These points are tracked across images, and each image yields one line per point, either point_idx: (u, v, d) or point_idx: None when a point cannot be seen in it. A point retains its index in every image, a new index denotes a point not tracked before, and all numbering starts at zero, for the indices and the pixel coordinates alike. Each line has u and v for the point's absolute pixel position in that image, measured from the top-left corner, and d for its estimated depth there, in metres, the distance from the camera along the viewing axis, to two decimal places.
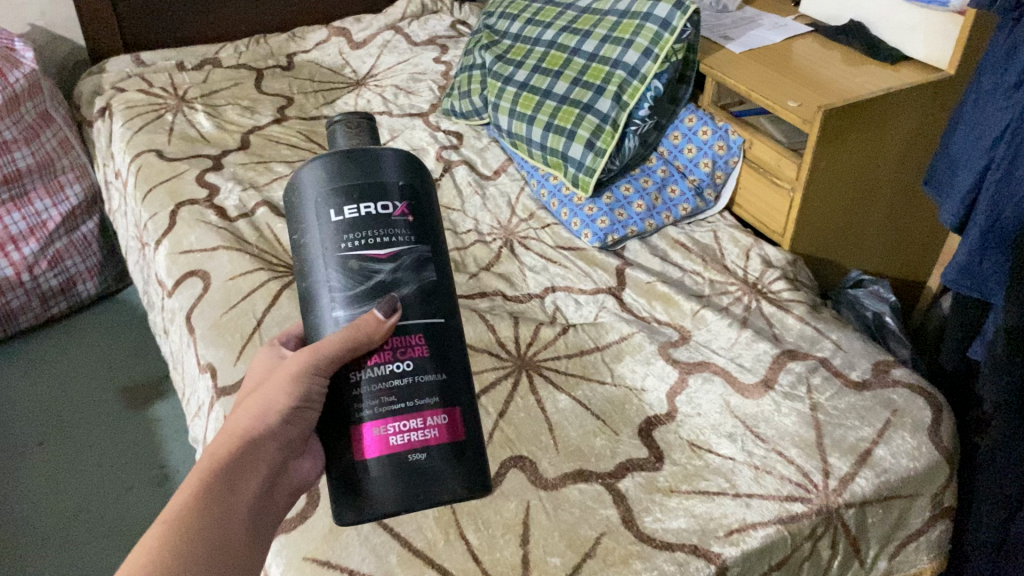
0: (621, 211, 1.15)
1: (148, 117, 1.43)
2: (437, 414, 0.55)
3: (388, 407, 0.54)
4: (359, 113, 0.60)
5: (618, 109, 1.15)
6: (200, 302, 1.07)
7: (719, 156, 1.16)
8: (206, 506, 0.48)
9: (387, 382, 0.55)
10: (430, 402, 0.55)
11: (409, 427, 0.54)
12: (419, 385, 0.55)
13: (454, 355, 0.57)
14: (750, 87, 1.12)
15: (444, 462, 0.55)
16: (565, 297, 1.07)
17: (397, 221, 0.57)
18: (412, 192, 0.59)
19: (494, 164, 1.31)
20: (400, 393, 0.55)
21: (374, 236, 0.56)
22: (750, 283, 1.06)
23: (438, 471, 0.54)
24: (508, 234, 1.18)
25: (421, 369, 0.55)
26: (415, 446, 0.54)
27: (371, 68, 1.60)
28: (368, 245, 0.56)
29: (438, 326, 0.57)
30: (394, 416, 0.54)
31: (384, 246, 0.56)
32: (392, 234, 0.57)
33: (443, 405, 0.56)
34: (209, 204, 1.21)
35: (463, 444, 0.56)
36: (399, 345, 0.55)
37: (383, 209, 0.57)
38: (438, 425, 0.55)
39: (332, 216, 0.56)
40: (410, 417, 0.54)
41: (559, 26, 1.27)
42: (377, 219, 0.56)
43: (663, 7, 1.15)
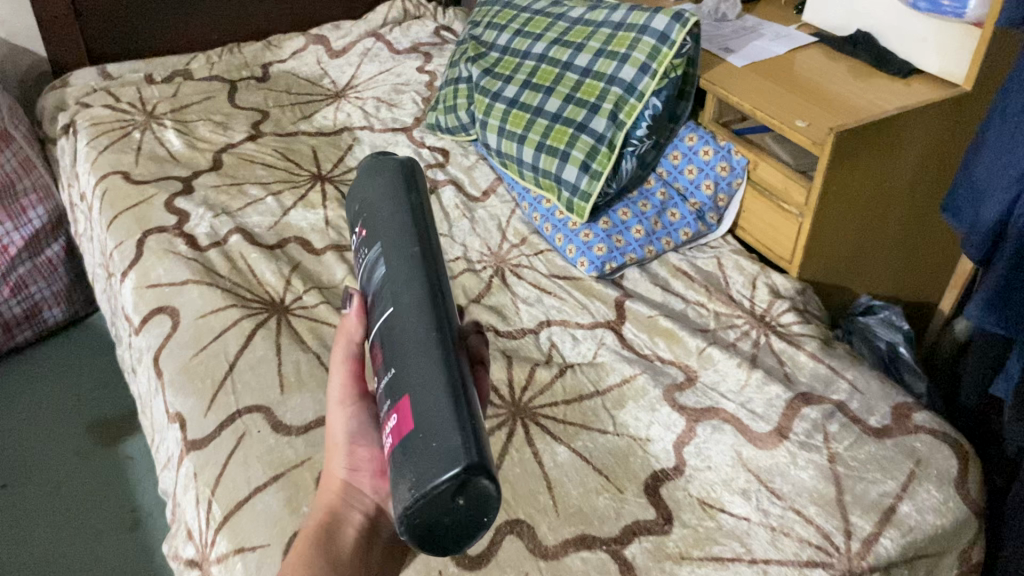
0: (619, 236, 1.08)
1: (114, 135, 1.35)
2: (388, 418, 0.48)
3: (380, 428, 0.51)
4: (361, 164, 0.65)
5: (615, 128, 1.08)
6: (168, 342, 1.00)
7: (722, 178, 1.09)
8: (310, 561, 0.53)
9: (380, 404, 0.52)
10: (387, 408, 0.48)
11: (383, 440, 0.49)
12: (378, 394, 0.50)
13: (401, 339, 0.50)
14: (755, 105, 1.05)
15: (397, 467, 0.46)
16: (561, 332, 1.00)
17: (359, 243, 0.59)
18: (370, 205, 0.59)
19: (483, 184, 1.24)
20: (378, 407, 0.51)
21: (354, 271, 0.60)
22: (758, 316, 1.00)
23: (393, 479, 0.45)
24: (499, 261, 1.11)
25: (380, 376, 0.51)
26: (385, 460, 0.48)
27: (351, 78, 1.53)
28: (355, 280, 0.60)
29: (384, 325, 0.52)
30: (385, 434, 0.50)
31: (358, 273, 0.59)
32: (362, 261, 0.58)
33: (394, 403, 0.48)
34: (179, 232, 1.14)
35: (410, 436, 0.45)
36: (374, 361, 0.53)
37: (355, 241, 0.61)
38: (392, 430, 0.47)
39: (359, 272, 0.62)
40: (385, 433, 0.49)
41: (549, 37, 1.20)
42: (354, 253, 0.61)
43: (662, 19, 1.08)
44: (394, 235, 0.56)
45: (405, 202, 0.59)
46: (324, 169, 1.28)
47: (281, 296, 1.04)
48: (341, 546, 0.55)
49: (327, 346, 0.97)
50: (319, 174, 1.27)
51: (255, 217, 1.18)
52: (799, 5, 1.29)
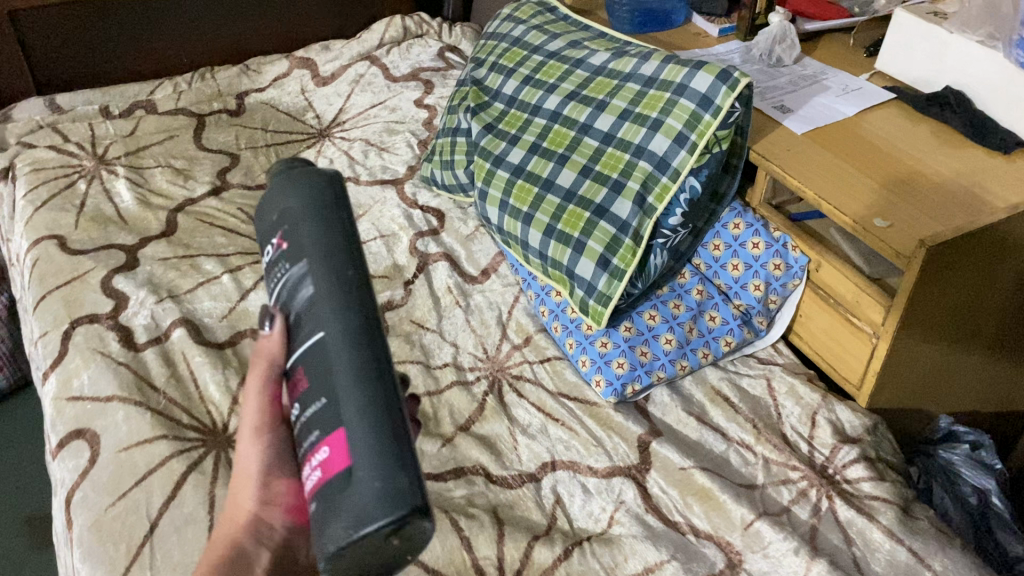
0: (645, 348, 0.87)
1: (57, 185, 1.15)
2: (320, 450, 0.46)
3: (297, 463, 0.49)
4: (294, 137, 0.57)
5: (642, 215, 0.86)
6: (83, 481, 0.80)
7: (774, 278, 0.88)
8: None
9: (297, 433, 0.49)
10: (313, 438, 0.46)
11: (308, 476, 0.47)
12: (307, 425, 0.47)
13: (332, 365, 0.46)
14: (819, 192, 0.84)
15: (330, 504, 0.43)
16: (568, 481, 0.80)
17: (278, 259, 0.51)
18: (263, 215, 0.53)
19: (483, 261, 1.04)
20: (302, 440, 0.48)
21: (272, 286, 0.52)
22: (818, 467, 0.80)
23: (324, 518, 0.44)
24: (496, 370, 0.91)
25: (305, 405, 0.48)
26: (313, 496, 0.46)
27: (339, 113, 1.33)
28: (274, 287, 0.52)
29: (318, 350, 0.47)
30: (303, 468, 0.48)
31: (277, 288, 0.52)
32: (276, 272, 0.51)
33: (326, 435, 0.46)
34: (113, 324, 0.94)
35: (350, 471, 0.44)
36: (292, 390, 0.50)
37: (272, 249, 0.52)
38: (322, 464, 0.45)
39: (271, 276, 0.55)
40: (308, 464, 0.47)
41: (564, 89, 0.98)
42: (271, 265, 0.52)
43: (703, 78, 0.86)
44: (319, 268, 0.49)
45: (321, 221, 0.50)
46: None
47: (224, 421, 0.85)
48: None
49: None
50: None
51: (206, 303, 0.98)
52: (870, 46, 1.05)
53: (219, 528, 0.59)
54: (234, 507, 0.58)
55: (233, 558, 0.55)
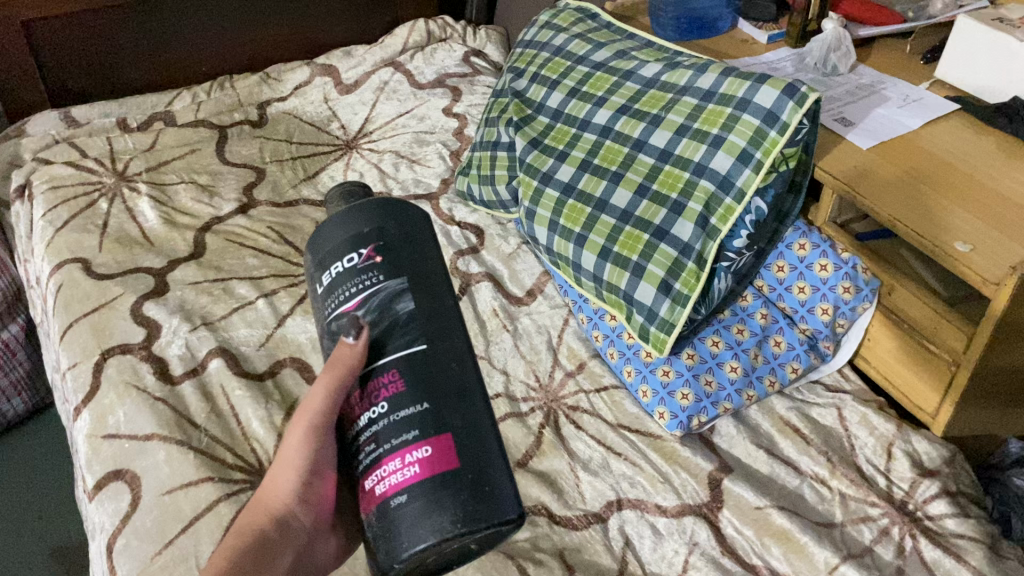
0: (710, 377, 0.83)
1: (77, 204, 1.10)
2: (419, 448, 0.49)
3: (367, 458, 0.50)
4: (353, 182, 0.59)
5: (705, 237, 0.82)
6: (125, 528, 0.76)
7: (843, 301, 0.84)
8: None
9: (370, 429, 0.50)
10: (411, 436, 0.49)
11: (391, 471, 0.49)
12: (397, 423, 0.49)
13: (440, 376, 0.51)
14: (892, 213, 0.80)
15: (437, 498, 0.47)
16: (636, 521, 0.76)
17: (366, 270, 0.53)
18: (332, 231, 0.55)
19: (528, 281, 0.99)
20: (381, 437, 0.50)
21: (345, 290, 0.53)
22: (898, 503, 0.76)
23: (429, 508, 0.47)
24: (551, 400, 0.86)
25: (396, 406, 0.50)
26: (397, 490, 0.48)
27: (365, 122, 1.28)
28: (348, 298, 0.53)
29: (420, 357, 0.51)
30: (375, 465, 0.49)
31: (355, 297, 0.53)
32: (360, 280, 0.53)
33: (429, 436, 0.49)
34: (146, 355, 0.90)
35: (460, 473, 0.48)
36: (374, 389, 0.51)
37: (352, 261, 0.54)
38: (421, 461, 0.49)
39: (319, 293, 0.55)
40: (392, 459, 0.49)
41: (614, 104, 0.95)
42: (350, 274, 0.54)
43: (768, 92, 0.82)
44: (420, 293, 0.53)
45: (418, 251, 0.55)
46: None
47: (270, 461, 0.81)
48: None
49: None
50: None
51: (242, 330, 0.94)
52: (928, 53, 1.02)
53: (238, 512, 0.51)
54: (261, 499, 0.51)
55: (260, 552, 0.48)
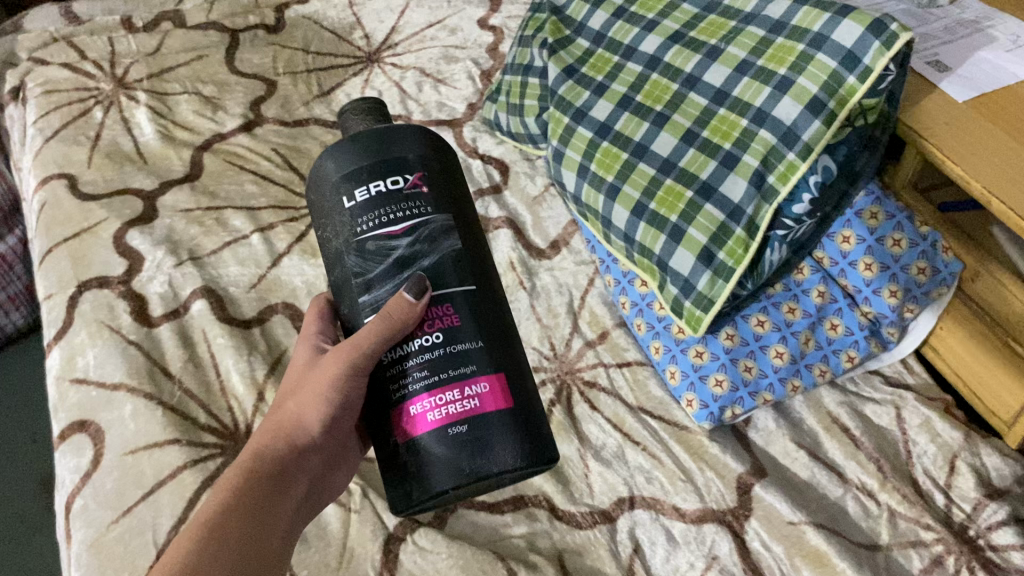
0: (749, 362, 0.72)
1: (70, 112, 1.01)
2: (476, 383, 0.51)
3: (417, 383, 0.51)
4: (369, 102, 0.59)
5: (759, 200, 0.69)
6: (83, 488, 0.68)
7: (917, 283, 0.72)
8: (257, 494, 0.49)
9: (420, 358, 0.51)
10: (468, 371, 0.51)
11: (447, 401, 0.50)
12: (453, 356, 0.51)
13: (488, 315, 0.54)
14: (989, 186, 0.66)
15: (495, 432, 0.50)
16: (650, 524, 0.66)
17: (411, 196, 0.55)
18: (368, 150, 0.55)
19: (552, 231, 0.88)
20: (434, 367, 0.51)
21: (385, 212, 0.54)
22: (956, 528, 0.65)
23: (485, 440, 0.50)
24: (566, 371, 0.76)
25: (452, 339, 0.52)
26: (455, 420, 0.50)
27: (392, 31, 1.15)
28: (384, 222, 0.53)
29: (470, 295, 0.54)
30: (429, 391, 0.51)
31: (398, 221, 0.54)
32: (405, 206, 0.54)
33: (485, 373, 0.52)
34: (124, 290, 0.82)
35: (512, 411, 0.52)
36: (426, 317, 0.52)
37: (394, 186, 0.55)
38: (479, 395, 0.51)
39: (346, 205, 0.55)
40: (449, 389, 0.51)
41: (666, 29, 0.81)
42: (389, 196, 0.54)
43: (849, 28, 0.68)
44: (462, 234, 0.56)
45: (449, 183, 0.57)
46: None
47: (247, 423, 0.73)
48: (279, 503, 0.51)
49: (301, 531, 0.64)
50: None
51: (233, 268, 0.85)
52: None
53: (259, 425, 0.54)
54: (285, 420, 0.53)
55: (277, 470, 0.51)
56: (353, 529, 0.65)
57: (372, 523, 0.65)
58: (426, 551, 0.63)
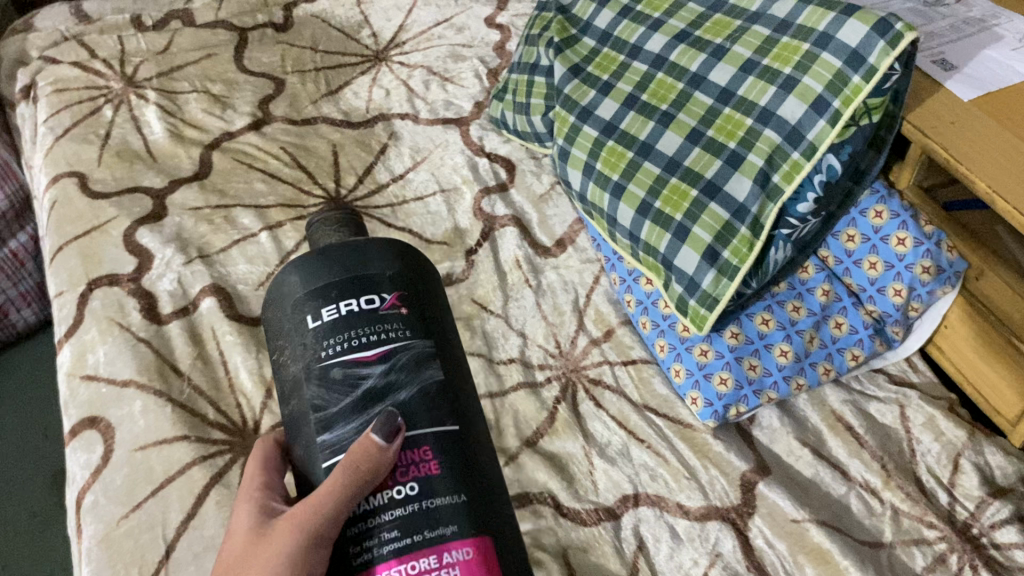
0: (754, 361, 0.73)
1: (80, 110, 1.02)
2: (458, 548, 0.49)
3: (387, 546, 0.48)
4: (339, 212, 0.64)
5: (764, 199, 0.70)
6: (93, 483, 0.69)
7: (920, 282, 0.72)
8: None
9: (393, 512, 0.49)
10: (449, 531, 0.49)
11: (423, 566, 0.48)
12: (429, 513, 0.49)
13: (475, 472, 0.53)
14: (994, 185, 0.66)
15: None
16: (654, 521, 0.67)
17: (386, 316, 0.57)
18: (338, 266, 0.59)
19: (558, 229, 0.89)
20: (406, 527, 0.49)
21: (356, 335, 0.56)
22: (959, 525, 0.66)
23: None
24: (571, 369, 0.77)
25: (429, 492, 0.50)
26: None
27: (399, 30, 1.15)
28: (352, 346, 0.55)
29: (452, 436, 0.54)
30: (400, 556, 0.48)
31: (370, 347, 0.56)
32: (380, 329, 0.56)
33: (467, 535, 0.49)
34: (134, 288, 0.82)
35: None
36: (404, 465, 0.51)
37: (368, 304, 0.57)
38: (459, 562, 0.48)
39: (311, 324, 0.57)
40: (423, 555, 0.48)
41: (671, 28, 0.81)
42: (360, 317, 0.56)
43: (855, 27, 0.68)
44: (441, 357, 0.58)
45: (426, 308, 0.60)
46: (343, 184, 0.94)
47: (255, 420, 0.73)
48: None
49: None
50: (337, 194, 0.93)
51: (241, 266, 0.86)
52: None
53: None
54: None
55: None
56: None
57: None
58: None
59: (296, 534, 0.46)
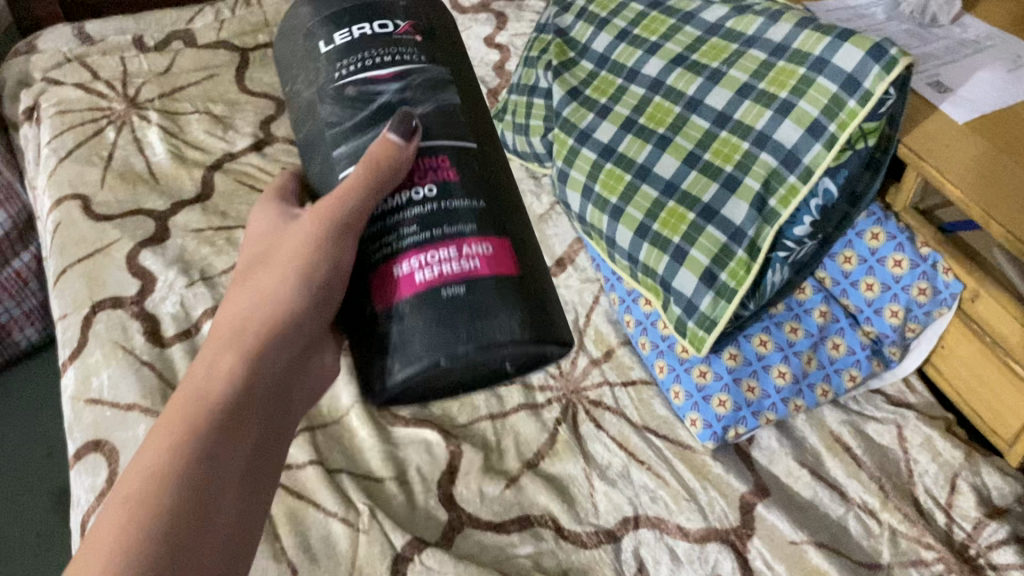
0: (752, 382, 0.74)
1: (83, 132, 1.03)
2: (477, 243, 0.55)
3: (408, 239, 0.54)
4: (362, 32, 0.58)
5: (761, 222, 0.70)
6: (98, 507, 0.70)
7: (917, 303, 0.74)
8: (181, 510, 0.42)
9: (410, 212, 0.54)
10: (469, 230, 0.55)
11: (442, 260, 0.53)
12: (446, 212, 0.55)
13: (492, 187, 0.58)
14: (988, 209, 0.67)
15: (493, 304, 0.53)
16: (654, 543, 0.67)
17: (401, 40, 0.59)
18: (346, 9, 0.59)
19: (558, 249, 0.90)
20: (421, 221, 0.54)
21: (364, 57, 0.57)
22: (957, 547, 0.66)
23: (483, 311, 0.53)
24: (572, 390, 0.77)
25: (448, 193, 0.55)
26: (449, 282, 0.53)
27: None
28: (365, 67, 0.57)
29: (468, 151, 0.58)
30: (420, 247, 0.54)
31: (385, 67, 0.57)
32: (394, 111, 0.56)
33: (487, 234, 0.55)
34: (138, 311, 0.83)
35: (513, 278, 0.55)
36: (421, 169, 0.55)
37: (381, 29, 0.59)
38: (479, 255, 0.54)
39: (320, 48, 0.59)
40: (442, 247, 0.54)
41: (668, 51, 0.82)
42: (369, 39, 0.58)
43: (849, 52, 0.69)
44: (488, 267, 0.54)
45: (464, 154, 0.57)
46: None
47: None
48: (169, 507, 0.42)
49: (312, 550, 0.66)
50: None
51: None
52: None
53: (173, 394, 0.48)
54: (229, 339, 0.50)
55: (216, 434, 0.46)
56: (361, 548, 0.66)
57: (380, 543, 0.66)
58: (434, 571, 0.64)
59: (289, 279, 0.52)
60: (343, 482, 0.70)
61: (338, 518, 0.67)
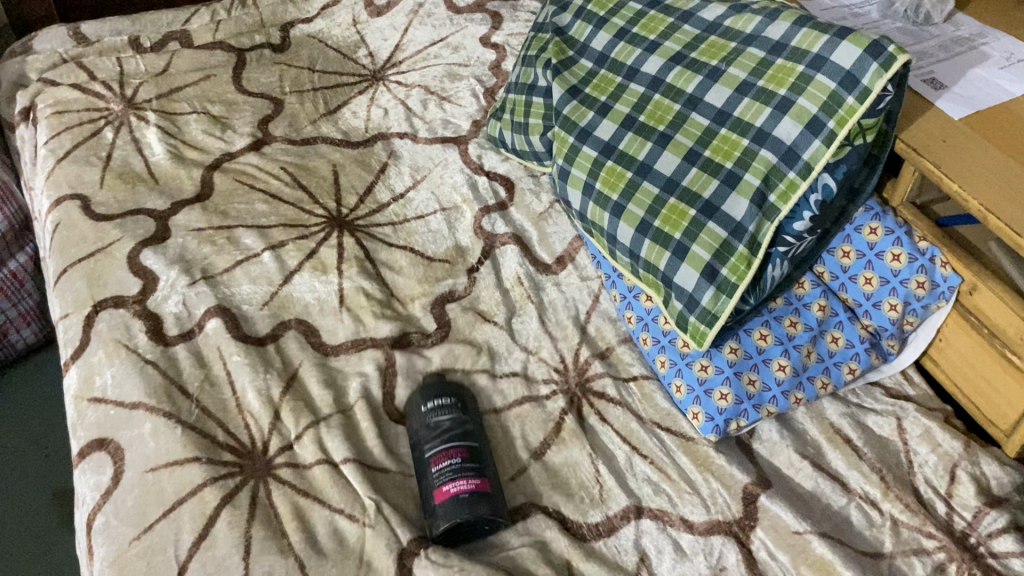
0: (753, 376, 0.74)
1: (80, 132, 1.03)
2: (475, 476, 0.67)
3: (438, 478, 0.67)
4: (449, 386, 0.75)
5: (761, 218, 0.71)
6: (103, 506, 0.69)
7: (915, 297, 0.75)
8: None
9: (445, 467, 0.68)
10: (474, 469, 0.68)
11: (456, 482, 0.67)
12: (457, 467, 0.68)
13: (473, 433, 0.71)
14: (986, 203, 0.68)
15: (482, 511, 0.66)
16: (657, 534, 0.68)
17: (452, 406, 0.73)
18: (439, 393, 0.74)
19: (558, 247, 0.91)
20: (451, 462, 0.68)
21: (439, 421, 0.71)
22: (958, 535, 0.67)
23: (474, 508, 0.65)
24: (575, 385, 0.78)
25: (463, 459, 0.68)
26: (461, 492, 0.66)
27: (395, 49, 1.17)
28: (445, 464, 0.68)
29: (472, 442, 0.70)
30: (448, 479, 0.67)
31: (450, 458, 0.68)
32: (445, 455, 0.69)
33: (481, 476, 0.68)
34: (140, 310, 0.83)
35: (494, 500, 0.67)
36: (449, 451, 0.69)
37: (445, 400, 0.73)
38: (476, 480, 0.67)
39: (422, 407, 0.73)
40: (458, 480, 0.67)
41: (667, 50, 0.83)
42: (446, 405, 0.73)
43: (847, 50, 0.70)
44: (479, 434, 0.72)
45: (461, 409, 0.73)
46: (344, 203, 0.95)
47: (263, 442, 0.73)
48: None
49: (320, 544, 0.67)
50: (338, 213, 0.94)
51: (245, 286, 0.86)
52: None
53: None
54: None
55: None
56: (368, 542, 0.66)
57: (386, 537, 0.66)
58: (440, 564, 0.64)
59: None
60: (349, 477, 0.71)
61: (344, 514, 0.68)
